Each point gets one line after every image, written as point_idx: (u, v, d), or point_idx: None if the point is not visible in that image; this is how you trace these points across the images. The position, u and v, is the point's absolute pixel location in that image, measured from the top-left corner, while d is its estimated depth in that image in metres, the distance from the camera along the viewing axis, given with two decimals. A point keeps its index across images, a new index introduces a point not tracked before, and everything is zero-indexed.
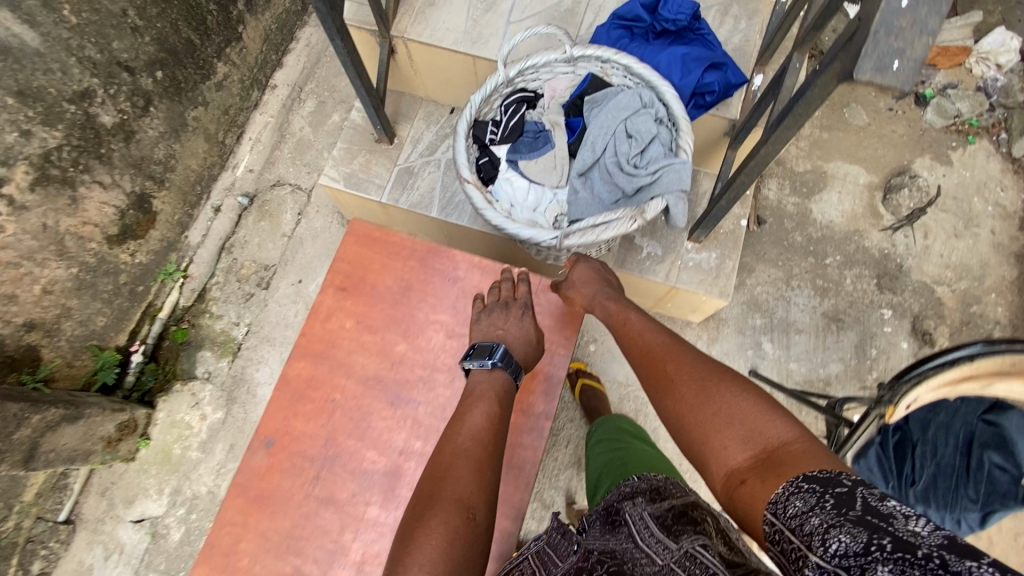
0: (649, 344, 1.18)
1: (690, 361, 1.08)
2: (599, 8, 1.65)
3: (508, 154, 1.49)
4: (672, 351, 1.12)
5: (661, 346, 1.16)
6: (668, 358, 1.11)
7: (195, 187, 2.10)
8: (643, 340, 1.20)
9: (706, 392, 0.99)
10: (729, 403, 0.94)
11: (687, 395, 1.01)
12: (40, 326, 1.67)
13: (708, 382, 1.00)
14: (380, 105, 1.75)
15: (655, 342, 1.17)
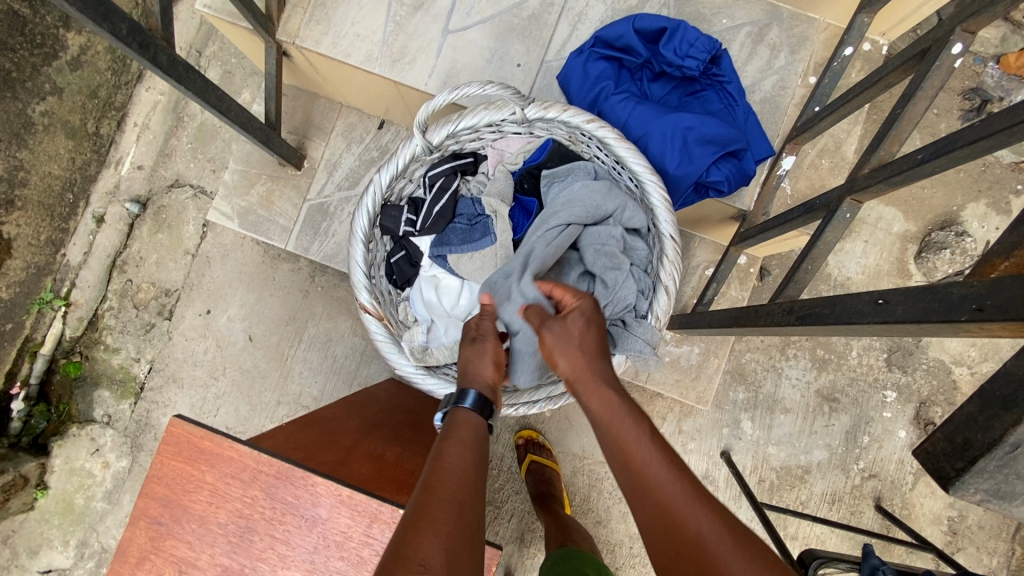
0: (617, 417, 0.79)
1: (662, 465, 0.73)
2: (579, 15, 1.14)
3: (431, 248, 1.10)
4: (641, 442, 0.76)
5: (627, 424, 0.78)
6: (633, 452, 0.75)
7: (65, 196, 1.72)
8: (606, 408, 0.81)
9: (689, 537, 0.67)
10: (722, 552, 0.65)
11: (664, 526, 0.69)
12: None
13: (694, 512, 0.69)
14: (273, 135, 1.29)
15: (621, 418, 0.79)
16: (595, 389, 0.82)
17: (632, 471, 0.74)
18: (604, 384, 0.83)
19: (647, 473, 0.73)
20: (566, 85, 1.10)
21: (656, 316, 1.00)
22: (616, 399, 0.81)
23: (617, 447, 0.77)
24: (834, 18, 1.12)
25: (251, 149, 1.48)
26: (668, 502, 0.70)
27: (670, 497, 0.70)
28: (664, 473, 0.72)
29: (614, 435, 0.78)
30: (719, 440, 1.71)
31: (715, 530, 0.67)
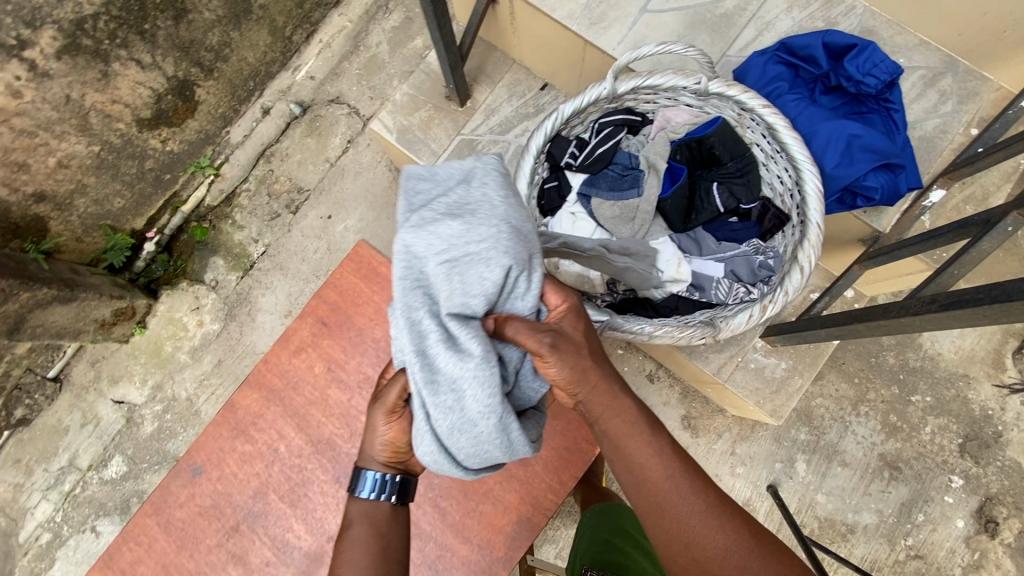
0: (646, 449, 0.89)
1: (707, 506, 0.88)
2: (767, 24, 1.26)
3: (582, 185, 1.20)
4: (684, 485, 0.88)
5: (666, 464, 0.89)
6: (653, 477, 0.88)
7: (248, 82, 1.90)
8: (641, 441, 0.89)
9: (723, 564, 0.85)
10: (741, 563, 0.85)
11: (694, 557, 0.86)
12: (51, 198, 1.57)
13: (730, 546, 0.86)
14: (458, 64, 1.45)
15: (656, 449, 0.89)
16: (622, 420, 0.89)
17: (678, 513, 0.87)
18: (637, 425, 0.90)
19: (692, 515, 0.87)
20: (742, 78, 1.21)
21: (784, 290, 1.03)
22: (653, 440, 0.90)
23: (662, 496, 0.88)
24: (1006, 82, 1.18)
25: (424, 79, 1.65)
26: (708, 542, 0.86)
27: (703, 535, 0.86)
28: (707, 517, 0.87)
29: (657, 478, 0.88)
30: (768, 472, 1.72)
31: (737, 557, 0.85)
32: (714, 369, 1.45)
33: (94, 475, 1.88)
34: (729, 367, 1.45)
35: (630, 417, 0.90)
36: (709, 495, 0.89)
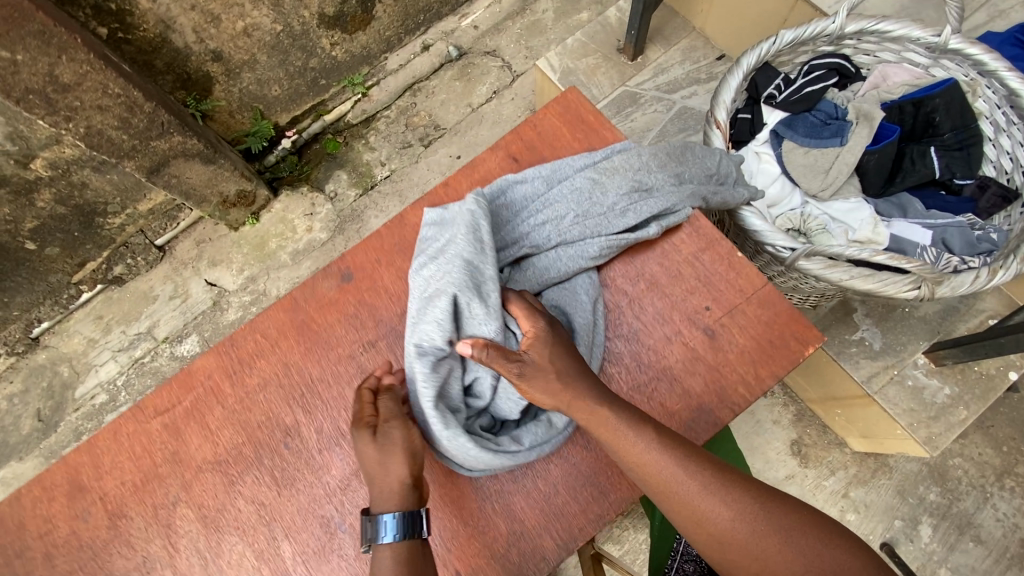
0: (616, 438, 0.68)
1: (715, 491, 0.67)
2: (1001, 12, 1.17)
3: (779, 124, 1.11)
4: (677, 477, 0.67)
5: (649, 457, 0.67)
6: (645, 465, 0.67)
7: (418, 16, 1.95)
8: (609, 432, 0.68)
9: (743, 547, 0.65)
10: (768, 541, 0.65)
11: (720, 557, 0.67)
12: (224, 61, 1.59)
13: (749, 524, 0.65)
14: (649, 9, 1.44)
15: (630, 437, 0.68)
16: (588, 413, 0.69)
17: (683, 509, 0.67)
18: (598, 412, 0.68)
19: (701, 508, 0.66)
20: None
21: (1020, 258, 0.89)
22: (621, 424, 0.68)
23: (653, 491, 0.68)
24: None
25: (598, 29, 1.63)
26: (729, 531, 0.66)
27: (724, 526, 0.66)
28: (721, 502, 0.66)
29: (642, 477, 0.68)
30: (885, 528, 1.49)
31: (772, 543, 0.65)
32: (862, 377, 1.29)
33: (167, 348, 1.86)
34: (881, 380, 1.28)
35: (590, 407, 0.69)
36: (712, 476, 0.68)
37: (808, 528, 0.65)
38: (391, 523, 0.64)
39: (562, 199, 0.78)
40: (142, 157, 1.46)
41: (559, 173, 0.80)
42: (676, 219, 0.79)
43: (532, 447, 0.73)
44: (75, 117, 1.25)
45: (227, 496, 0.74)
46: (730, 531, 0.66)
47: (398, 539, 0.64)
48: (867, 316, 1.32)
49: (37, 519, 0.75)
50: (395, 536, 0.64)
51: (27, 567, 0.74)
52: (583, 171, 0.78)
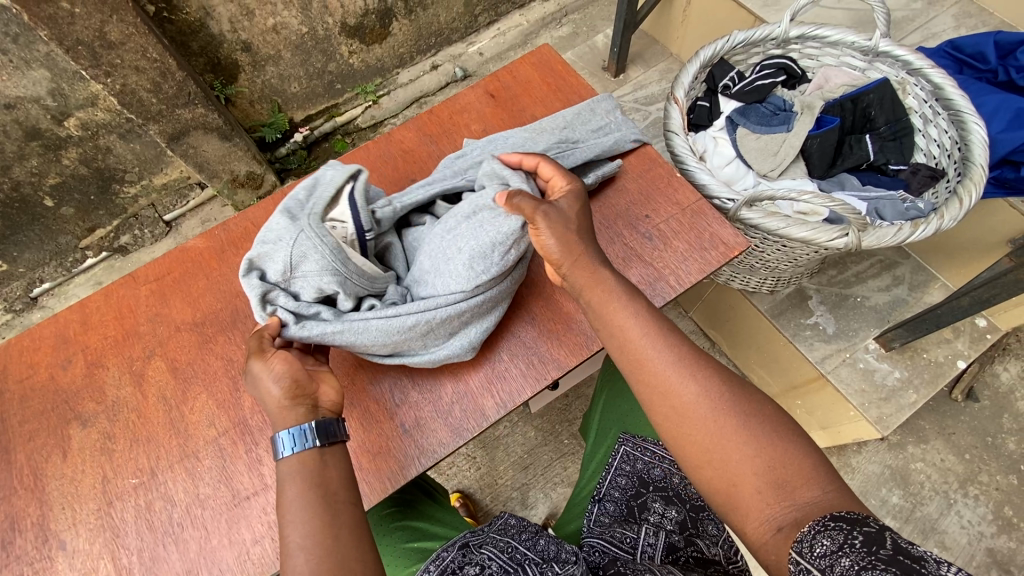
0: (608, 304, 0.66)
1: (690, 369, 0.61)
2: (932, 34, 1.39)
3: (734, 112, 1.26)
4: (649, 345, 0.63)
5: (629, 323, 0.64)
6: (620, 328, 0.64)
7: (430, 39, 2.17)
8: (602, 294, 0.66)
9: (695, 418, 0.59)
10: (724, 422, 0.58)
11: (676, 436, 0.60)
12: (252, 53, 1.80)
13: (709, 398, 0.59)
14: (630, 30, 1.64)
15: (619, 300, 0.66)
16: (584, 272, 0.68)
17: (650, 378, 0.62)
18: (595, 277, 0.67)
19: (667, 379, 0.61)
20: None
21: (941, 215, 0.99)
22: (614, 289, 0.66)
23: (627, 357, 0.64)
24: None
25: (587, 52, 1.85)
26: (687, 407, 0.59)
27: (686, 401, 0.59)
28: (689, 379, 0.60)
29: (619, 342, 0.65)
30: None
31: (727, 428, 0.57)
32: (816, 359, 1.34)
33: None
34: (833, 361, 1.33)
35: (589, 268, 0.68)
36: (688, 356, 0.62)
37: (772, 423, 0.58)
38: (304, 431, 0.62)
39: (495, 154, 0.83)
40: (167, 123, 1.63)
41: (496, 140, 0.86)
42: (611, 150, 0.87)
43: (422, 318, 0.70)
44: (114, 74, 1.43)
45: (199, 351, 0.80)
46: (688, 407, 0.59)
47: (308, 447, 0.61)
48: (821, 303, 1.38)
49: (20, 364, 0.81)
50: (306, 443, 0.61)
51: (2, 406, 0.79)
52: (514, 134, 0.86)
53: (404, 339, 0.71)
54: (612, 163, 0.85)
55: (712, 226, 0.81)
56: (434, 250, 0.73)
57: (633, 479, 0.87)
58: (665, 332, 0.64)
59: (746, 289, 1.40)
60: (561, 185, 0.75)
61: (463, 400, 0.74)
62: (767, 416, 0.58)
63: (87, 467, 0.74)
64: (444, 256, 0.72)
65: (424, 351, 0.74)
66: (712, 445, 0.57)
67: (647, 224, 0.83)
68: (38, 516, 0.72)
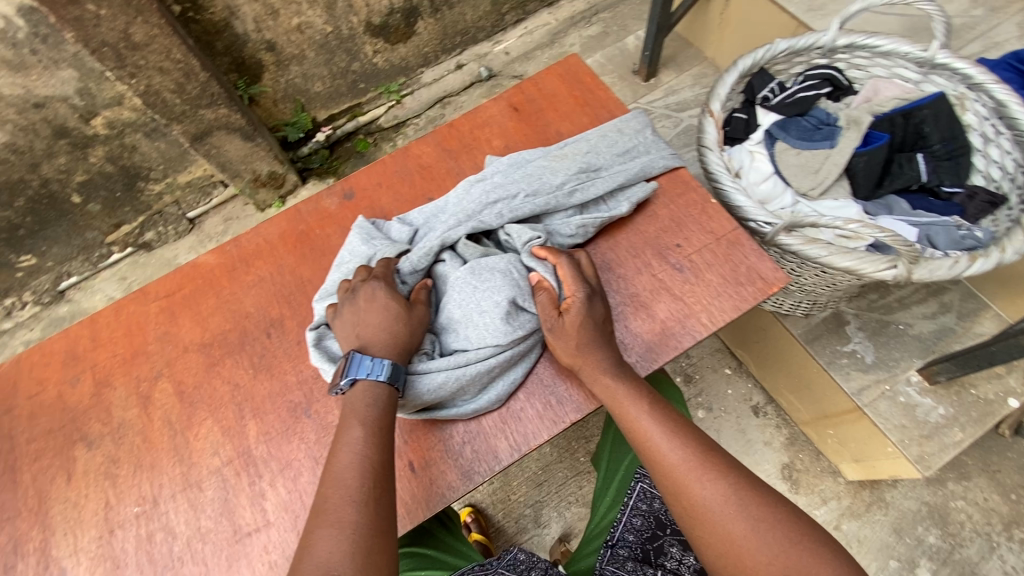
0: (616, 399, 0.66)
1: (701, 464, 0.61)
2: (994, 43, 1.28)
3: (773, 125, 1.18)
4: (661, 442, 0.63)
5: (642, 417, 0.65)
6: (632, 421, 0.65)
7: (455, 37, 2.12)
8: (611, 386, 0.67)
9: (709, 519, 0.58)
10: (738, 523, 0.56)
11: (694, 533, 0.59)
12: (276, 52, 1.78)
13: (722, 498, 0.58)
14: (664, 32, 1.56)
15: (629, 393, 0.66)
16: (589, 363, 0.67)
17: (665, 474, 0.62)
18: (602, 370, 0.67)
19: (680, 477, 0.61)
20: None
21: (1002, 248, 0.91)
22: (621, 384, 0.66)
23: (643, 453, 0.64)
24: None
25: (617, 54, 1.78)
26: (699, 504, 0.59)
27: (701, 500, 0.59)
28: (699, 477, 0.60)
29: (634, 437, 0.65)
30: (880, 569, 1.36)
31: (741, 528, 0.56)
32: (852, 390, 1.27)
33: None
34: (870, 393, 1.26)
35: (597, 360, 0.67)
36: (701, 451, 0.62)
37: (788, 523, 0.56)
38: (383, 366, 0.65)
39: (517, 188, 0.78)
40: (190, 123, 1.63)
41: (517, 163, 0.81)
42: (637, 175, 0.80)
43: (452, 376, 0.68)
44: (138, 75, 1.43)
45: (207, 374, 0.78)
46: (703, 505, 0.59)
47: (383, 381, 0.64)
48: (859, 329, 1.32)
49: (30, 380, 0.80)
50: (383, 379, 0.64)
51: (10, 423, 0.78)
52: (537, 158, 0.81)
53: (434, 396, 0.68)
54: (645, 187, 0.79)
55: (749, 260, 0.75)
56: (464, 299, 0.70)
57: (649, 520, 0.81)
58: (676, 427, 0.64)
59: (780, 310, 1.35)
60: (568, 293, 0.70)
61: (475, 441, 0.70)
62: (784, 518, 0.56)
63: (90, 492, 0.72)
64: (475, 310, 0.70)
65: (455, 405, 0.70)
66: (728, 545, 0.56)
67: (675, 256, 0.77)
68: (41, 541, 0.71)
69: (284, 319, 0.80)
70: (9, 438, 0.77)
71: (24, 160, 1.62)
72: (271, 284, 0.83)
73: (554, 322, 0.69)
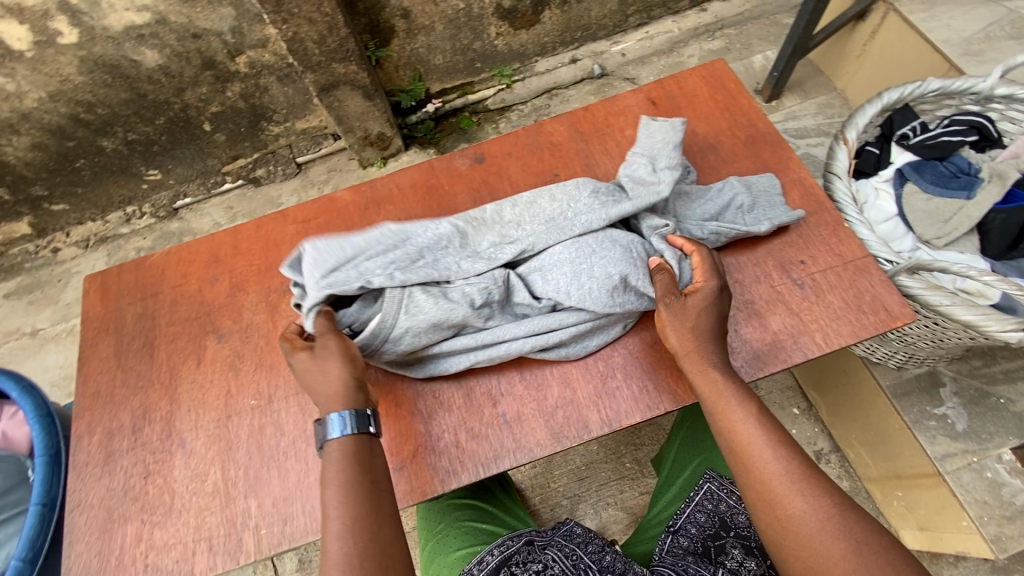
0: (719, 396, 0.66)
1: (804, 478, 0.59)
2: None
3: (906, 165, 1.14)
4: (761, 447, 0.62)
5: (741, 421, 0.64)
6: (730, 423, 0.65)
7: (576, 32, 2.15)
8: (714, 382, 0.67)
9: (801, 535, 0.57)
10: (833, 547, 0.55)
11: (785, 546, 0.58)
12: (408, 21, 1.86)
13: (819, 519, 0.57)
14: (798, 55, 1.52)
15: (731, 392, 0.66)
16: (698, 354, 0.68)
17: (759, 479, 0.61)
18: (710, 364, 0.67)
19: (777, 487, 0.60)
20: None
21: None
22: (727, 382, 0.66)
23: (737, 457, 0.63)
24: None
25: None
26: (793, 517, 0.58)
27: (796, 512, 0.58)
28: (801, 492, 0.59)
29: (729, 439, 0.65)
30: None
31: (836, 550, 0.55)
32: (935, 454, 1.20)
33: None
34: (954, 461, 1.19)
35: (705, 354, 0.68)
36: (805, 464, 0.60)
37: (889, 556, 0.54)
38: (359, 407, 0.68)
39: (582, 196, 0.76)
40: (322, 74, 1.74)
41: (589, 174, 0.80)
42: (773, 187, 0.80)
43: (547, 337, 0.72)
44: (290, 21, 1.54)
45: None
46: (801, 521, 0.57)
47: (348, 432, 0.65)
48: (955, 394, 1.25)
49: (176, 271, 0.89)
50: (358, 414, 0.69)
51: (154, 305, 0.87)
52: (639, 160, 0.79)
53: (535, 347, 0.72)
54: (786, 212, 0.77)
55: (875, 289, 0.74)
56: (579, 260, 0.71)
57: (714, 519, 0.82)
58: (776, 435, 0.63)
59: (871, 358, 1.29)
60: (701, 281, 0.71)
61: (568, 407, 0.73)
62: (893, 553, 0.54)
63: (214, 379, 0.80)
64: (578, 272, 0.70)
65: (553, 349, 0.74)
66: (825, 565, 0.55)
67: (800, 272, 0.76)
68: (167, 412, 0.79)
69: None
70: (152, 317, 0.86)
71: (173, 84, 1.77)
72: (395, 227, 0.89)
73: (676, 302, 0.69)
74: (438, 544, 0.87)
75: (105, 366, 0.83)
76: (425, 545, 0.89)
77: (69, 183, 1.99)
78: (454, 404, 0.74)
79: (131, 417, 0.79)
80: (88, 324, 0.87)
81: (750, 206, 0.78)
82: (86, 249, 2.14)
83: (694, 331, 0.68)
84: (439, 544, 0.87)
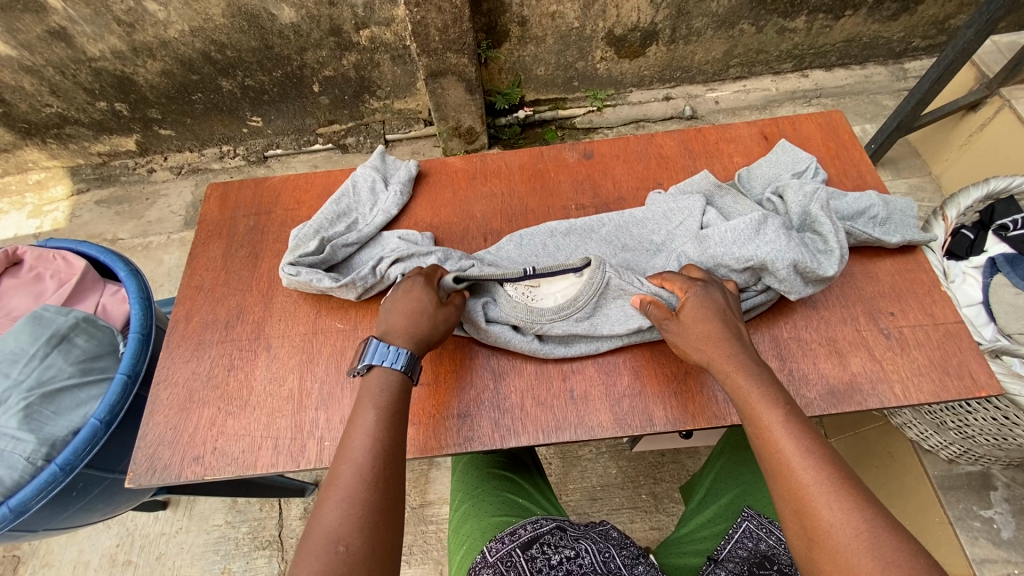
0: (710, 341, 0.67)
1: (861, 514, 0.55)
2: None
3: (999, 257, 1.13)
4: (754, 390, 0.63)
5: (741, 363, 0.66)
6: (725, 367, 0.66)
7: (676, 72, 2.21)
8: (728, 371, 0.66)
9: (788, 471, 0.57)
10: (816, 492, 0.54)
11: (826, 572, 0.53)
12: (523, 28, 1.95)
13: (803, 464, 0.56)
14: (900, 133, 1.53)
15: (764, 401, 0.62)
16: (713, 339, 0.68)
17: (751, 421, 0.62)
18: (740, 368, 0.65)
19: (768, 428, 0.60)
20: None
21: None
22: None
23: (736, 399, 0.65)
24: None
25: None
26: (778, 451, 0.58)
27: (784, 452, 0.58)
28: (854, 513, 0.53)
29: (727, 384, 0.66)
30: None
31: (816, 489, 0.54)
32: (973, 556, 1.16)
33: None
34: (991, 567, 1.14)
35: (718, 339, 0.67)
36: (851, 484, 0.54)
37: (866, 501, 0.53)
38: (399, 355, 0.67)
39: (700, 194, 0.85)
40: (434, 60, 1.83)
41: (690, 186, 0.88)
42: (904, 203, 0.82)
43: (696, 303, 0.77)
44: (422, 6, 1.63)
45: None
46: (831, 530, 0.52)
47: (398, 368, 0.66)
48: (1005, 500, 1.20)
49: (291, 197, 0.97)
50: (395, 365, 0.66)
51: (265, 222, 0.94)
52: (757, 186, 0.88)
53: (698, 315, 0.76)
54: (921, 232, 0.80)
55: (963, 354, 0.74)
56: (732, 236, 0.75)
57: (756, 554, 0.80)
58: (804, 426, 0.59)
59: (922, 445, 1.26)
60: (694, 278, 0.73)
61: (635, 397, 0.74)
62: None
63: (308, 297, 0.86)
64: (709, 256, 0.76)
65: None
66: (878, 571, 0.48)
67: (890, 322, 0.77)
68: (260, 317, 0.84)
69: (501, 232, 0.91)
70: (262, 232, 0.93)
71: (298, 42, 1.90)
72: (498, 200, 0.94)
73: (675, 326, 0.70)
74: (471, 507, 0.90)
75: (211, 265, 0.90)
76: (460, 504, 0.91)
77: (181, 113, 2.14)
78: (525, 370, 0.77)
79: (227, 315, 0.85)
80: (204, 226, 0.95)
81: (884, 219, 0.81)
82: (178, 176, 2.28)
83: (705, 337, 0.67)
84: (473, 507, 0.90)
